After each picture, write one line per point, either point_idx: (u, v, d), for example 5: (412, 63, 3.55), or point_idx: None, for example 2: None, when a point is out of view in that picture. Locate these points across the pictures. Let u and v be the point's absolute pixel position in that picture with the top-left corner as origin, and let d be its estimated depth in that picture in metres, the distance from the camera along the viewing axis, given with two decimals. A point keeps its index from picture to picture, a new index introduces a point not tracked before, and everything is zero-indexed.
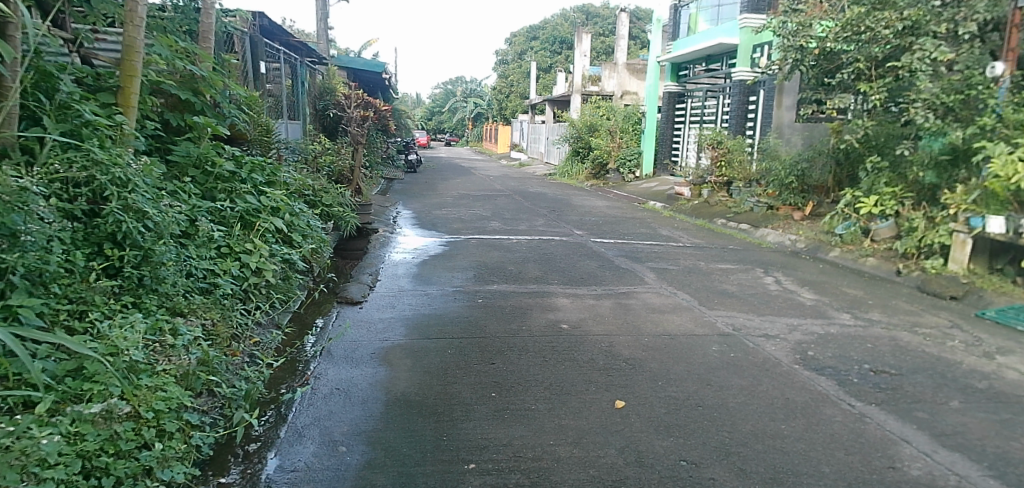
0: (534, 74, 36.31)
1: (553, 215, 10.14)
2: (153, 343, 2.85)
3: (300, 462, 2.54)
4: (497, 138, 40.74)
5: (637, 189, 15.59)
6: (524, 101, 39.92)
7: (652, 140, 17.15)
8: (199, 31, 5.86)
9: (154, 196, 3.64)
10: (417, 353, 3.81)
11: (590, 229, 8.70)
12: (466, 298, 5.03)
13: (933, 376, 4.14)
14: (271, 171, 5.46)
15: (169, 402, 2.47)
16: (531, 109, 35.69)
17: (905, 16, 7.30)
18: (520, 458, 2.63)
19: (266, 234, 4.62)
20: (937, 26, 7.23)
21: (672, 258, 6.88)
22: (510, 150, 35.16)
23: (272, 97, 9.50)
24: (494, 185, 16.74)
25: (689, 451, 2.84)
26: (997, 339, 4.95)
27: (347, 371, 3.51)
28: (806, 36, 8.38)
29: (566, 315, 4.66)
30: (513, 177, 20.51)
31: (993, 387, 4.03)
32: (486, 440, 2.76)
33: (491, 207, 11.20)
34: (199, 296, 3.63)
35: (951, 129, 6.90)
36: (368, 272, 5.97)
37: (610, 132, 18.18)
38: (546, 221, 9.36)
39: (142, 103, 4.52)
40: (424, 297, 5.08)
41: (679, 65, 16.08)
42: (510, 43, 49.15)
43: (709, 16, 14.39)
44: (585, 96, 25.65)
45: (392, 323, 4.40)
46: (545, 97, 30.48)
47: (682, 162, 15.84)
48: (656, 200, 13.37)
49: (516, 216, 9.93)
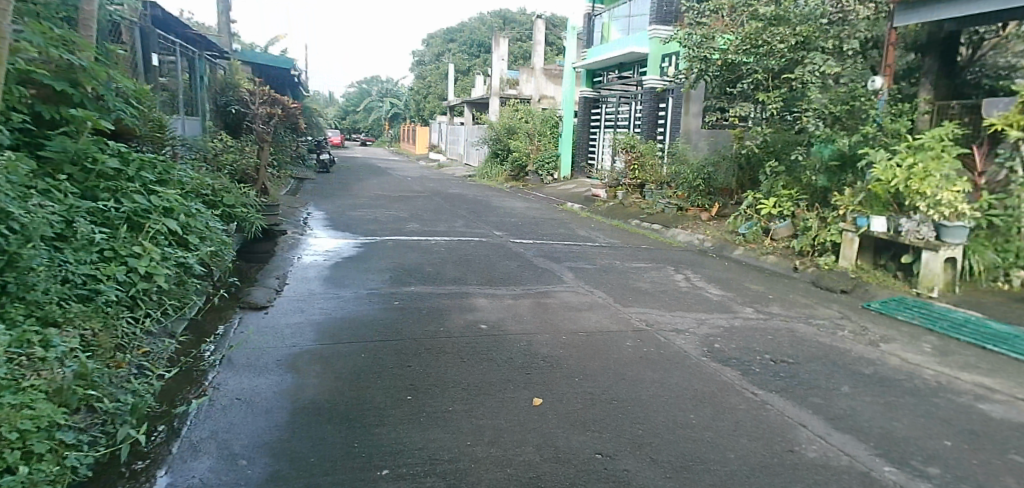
0: (451, 77, 36.28)
1: (472, 216, 10.12)
2: (19, 357, 2.56)
3: (195, 479, 2.36)
4: (415, 140, 40.32)
5: (555, 190, 15.88)
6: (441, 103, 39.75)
7: (568, 144, 17.54)
8: (79, 18, 5.37)
9: (21, 195, 3.27)
10: (328, 358, 3.65)
11: (509, 230, 8.75)
12: (381, 301, 4.89)
13: (826, 363, 4.45)
14: (163, 169, 5.09)
15: (37, 421, 2.22)
16: (449, 111, 35.59)
17: (798, 32, 7.86)
18: (436, 460, 2.56)
19: (158, 236, 4.29)
20: (825, 42, 7.78)
21: (588, 258, 7.03)
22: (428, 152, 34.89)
23: (167, 92, 8.89)
24: (412, 186, 16.49)
25: (604, 444, 2.89)
26: (880, 328, 5.45)
27: (250, 380, 3.31)
28: (709, 48, 8.84)
29: (484, 315, 4.64)
30: (431, 178, 20.32)
31: (877, 372, 4.40)
32: (400, 444, 2.67)
33: (408, 208, 11.02)
34: (77, 303, 3.30)
35: (838, 137, 7.47)
36: (275, 276, 5.69)
37: (528, 134, 18.32)
38: (465, 223, 9.32)
39: (7, 94, 4.07)
40: (336, 300, 4.89)
41: (594, 71, 16.65)
42: (427, 45, 48.88)
43: (621, 26, 14.89)
44: (502, 100, 25.94)
45: (302, 329, 4.20)
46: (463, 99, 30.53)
47: (597, 165, 16.20)
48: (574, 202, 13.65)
49: (435, 217, 9.83)
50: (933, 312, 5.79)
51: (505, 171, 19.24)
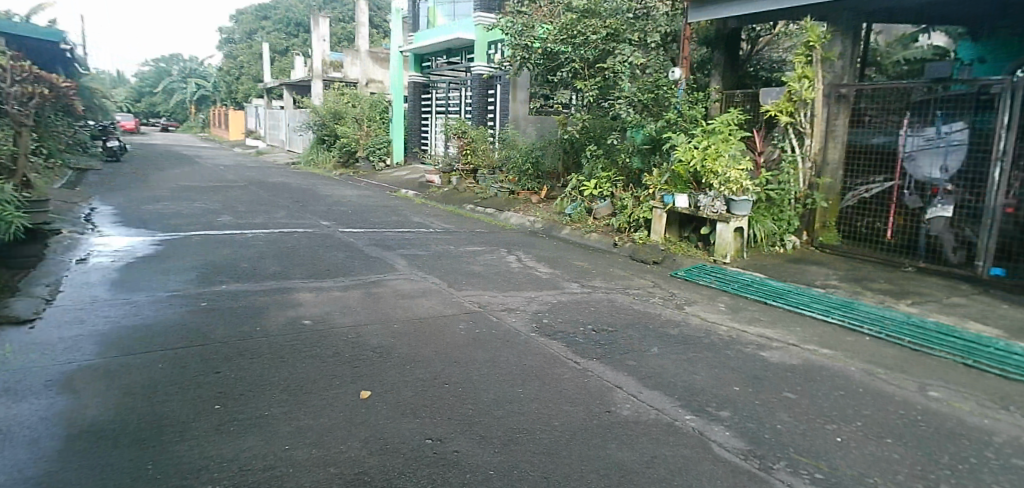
0: (267, 57, 33.72)
1: (297, 207, 9.54)
2: None
3: None
4: (230, 125, 36.97)
5: (388, 177, 15.56)
6: (256, 84, 36.76)
7: (400, 130, 17.19)
8: None
9: None
10: (117, 372, 3.21)
11: (336, 219, 8.39)
12: (187, 303, 4.42)
13: (640, 328, 4.93)
14: None
15: None
16: (266, 94, 33.07)
17: (607, 24, 8.47)
18: (249, 471, 2.37)
19: None
20: (632, 35, 8.54)
21: (422, 244, 6.99)
22: (246, 138, 32.23)
23: None
24: (226, 176, 15.08)
25: (434, 429, 2.88)
26: (684, 293, 6.14)
27: (10, 408, 2.79)
28: (529, 36, 9.15)
29: (308, 310, 4.40)
30: (250, 167, 18.78)
31: (682, 332, 4.97)
32: (205, 458, 2.43)
33: (221, 199, 10.06)
34: None
35: (646, 122, 8.16)
36: (46, 283, 4.86)
37: (356, 120, 17.56)
38: (287, 213, 8.75)
39: None
40: (129, 306, 4.32)
41: (422, 56, 16.51)
42: (239, 21, 44.91)
43: (447, 11, 15.01)
44: (326, 82, 24.76)
45: (83, 342, 3.64)
46: (281, 81, 28.55)
47: (430, 151, 16.08)
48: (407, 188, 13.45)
49: (252, 209, 9.10)
50: (726, 276, 6.66)
51: (333, 157, 18.41)
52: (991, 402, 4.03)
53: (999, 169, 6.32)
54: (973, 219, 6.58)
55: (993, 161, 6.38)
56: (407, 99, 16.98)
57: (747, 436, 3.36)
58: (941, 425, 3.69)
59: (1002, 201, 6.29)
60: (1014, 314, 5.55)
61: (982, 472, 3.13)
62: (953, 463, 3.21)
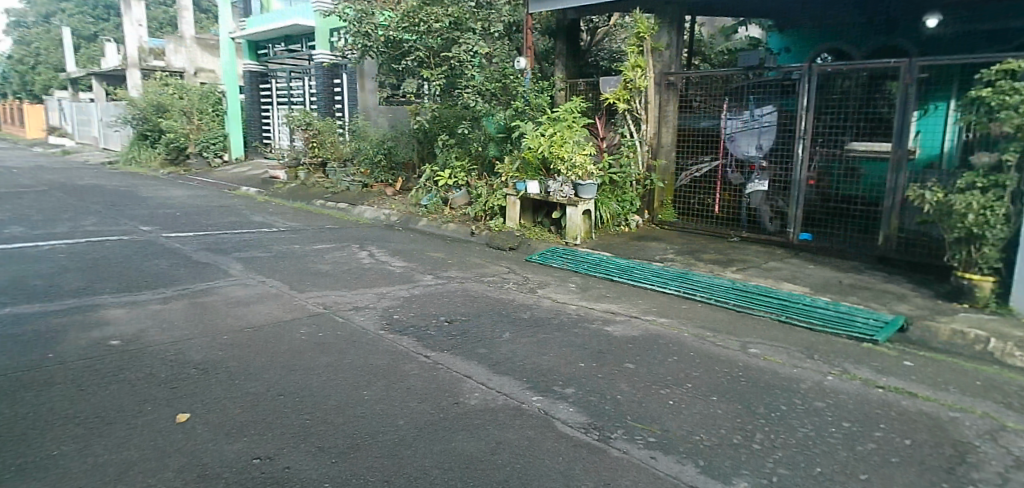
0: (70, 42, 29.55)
1: (113, 212, 8.48)
2: None
3: None
4: (29, 120, 32.07)
5: (225, 175, 14.39)
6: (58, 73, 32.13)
7: (237, 121, 16.13)
8: None
9: None
10: None
11: (161, 223, 7.58)
12: None
13: (492, 315, 5.01)
14: None
15: None
16: (71, 85, 29.03)
17: (449, 13, 8.41)
18: None
19: None
20: (475, 24, 8.56)
21: (263, 245, 6.54)
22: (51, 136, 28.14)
23: None
24: (21, 180, 13.02)
25: (263, 446, 2.69)
26: (538, 277, 6.33)
27: None
28: (370, 23, 8.88)
29: (119, 329, 3.92)
30: (55, 168, 16.40)
31: (533, 316, 5.13)
32: None
33: (10, 208, 8.64)
34: None
35: (495, 111, 8.34)
36: None
37: (184, 112, 16.02)
38: (98, 220, 7.75)
39: None
40: None
41: (258, 43, 15.50)
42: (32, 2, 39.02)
43: None
44: (146, 71, 22.33)
45: None
46: (89, 70, 25.19)
47: (273, 144, 15.12)
48: (248, 185, 12.54)
49: (53, 217, 7.93)
50: (576, 256, 6.97)
51: (158, 155, 16.64)
52: (798, 353, 4.58)
53: (801, 146, 7.16)
54: (783, 192, 7.41)
55: (796, 139, 7.20)
56: (243, 89, 15.82)
57: (589, 410, 3.53)
58: (759, 378, 4.12)
59: (805, 174, 7.15)
60: (817, 273, 6.35)
61: (789, 417, 3.54)
62: (767, 412, 3.60)
